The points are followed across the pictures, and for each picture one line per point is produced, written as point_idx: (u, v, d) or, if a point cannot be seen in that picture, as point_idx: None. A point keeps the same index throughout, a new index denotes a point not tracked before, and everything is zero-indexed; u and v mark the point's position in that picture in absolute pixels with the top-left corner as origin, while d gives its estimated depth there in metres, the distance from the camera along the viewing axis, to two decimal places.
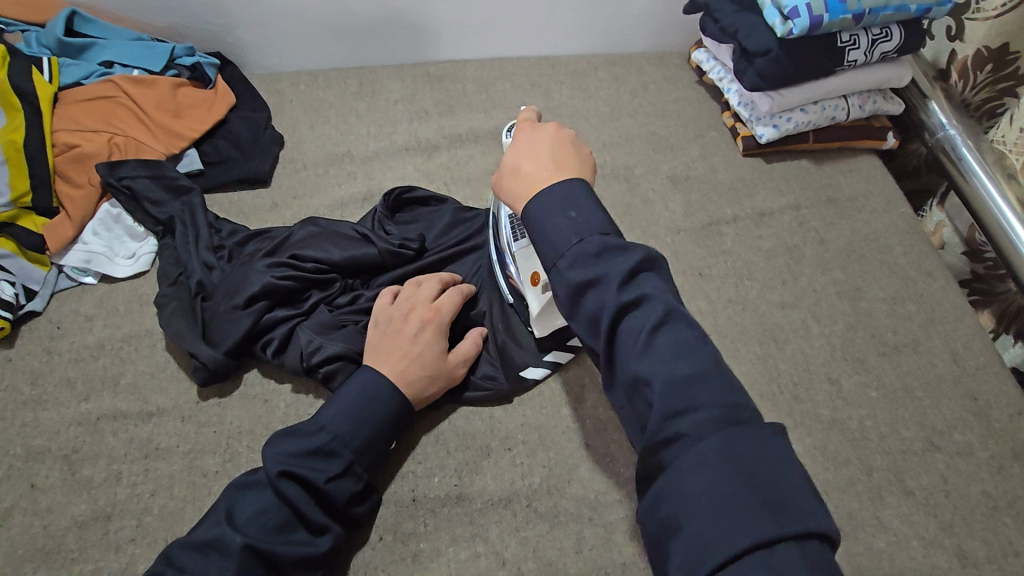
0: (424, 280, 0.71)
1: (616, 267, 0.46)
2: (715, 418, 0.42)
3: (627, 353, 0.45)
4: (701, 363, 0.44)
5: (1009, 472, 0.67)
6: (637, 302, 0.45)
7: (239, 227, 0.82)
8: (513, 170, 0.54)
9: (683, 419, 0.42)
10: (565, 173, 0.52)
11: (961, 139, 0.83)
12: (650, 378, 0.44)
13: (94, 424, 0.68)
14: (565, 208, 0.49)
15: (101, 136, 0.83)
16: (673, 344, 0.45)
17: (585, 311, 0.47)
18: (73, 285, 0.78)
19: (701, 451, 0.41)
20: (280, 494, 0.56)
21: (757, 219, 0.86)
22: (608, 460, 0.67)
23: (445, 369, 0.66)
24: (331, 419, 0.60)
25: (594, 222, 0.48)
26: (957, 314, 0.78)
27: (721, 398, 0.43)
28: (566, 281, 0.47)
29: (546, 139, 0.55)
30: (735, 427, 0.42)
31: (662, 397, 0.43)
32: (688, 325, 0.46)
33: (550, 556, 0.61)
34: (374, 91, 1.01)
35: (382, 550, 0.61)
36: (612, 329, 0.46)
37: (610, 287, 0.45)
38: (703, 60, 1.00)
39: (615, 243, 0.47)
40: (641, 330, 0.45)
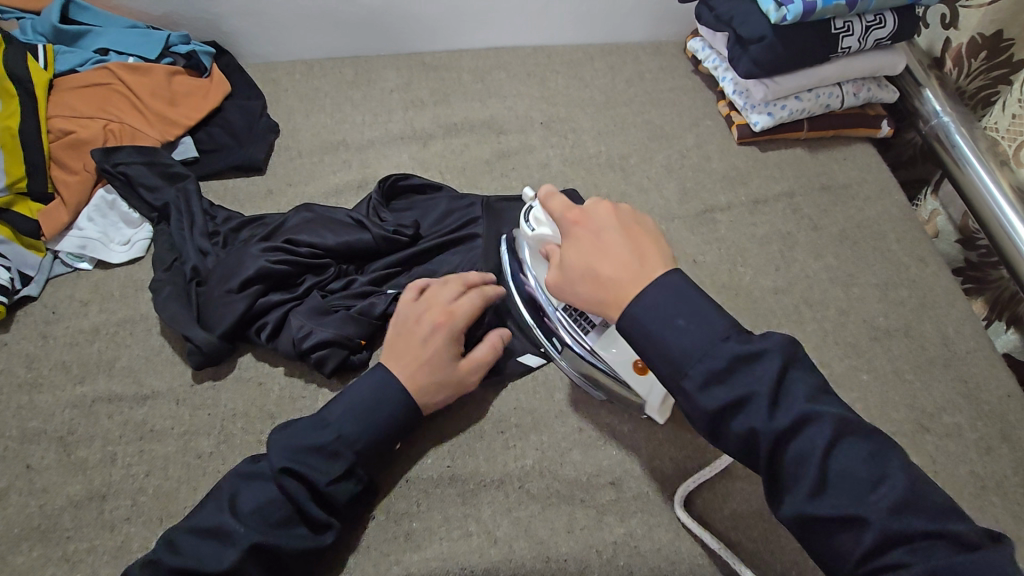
0: (446, 282, 0.70)
1: (759, 384, 0.44)
2: (929, 548, 0.40)
3: (799, 479, 0.44)
4: (895, 485, 0.42)
5: (998, 453, 0.67)
6: (799, 424, 0.44)
7: (234, 214, 0.82)
8: (593, 276, 0.53)
9: (893, 552, 0.41)
10: (651, 267, 0.51)
11: (954, 126, 0.84)
12: (844, 512, 0.42)
13: (89, 406, 0.69)
14: (673, 319, 0.48)
15: (96, 122, 0.83)
16: (853, 465, 0.43)
17: (734, 434, 0.45)
18: (68, 270, 0.79)
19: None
20: (282, 488, 0.57)
21: (750, 206, 0.86)
22: (600, 442, 0.68)
23: (455, 374, 0.65)
24: (338, 417, 0.60)
25: (711, 330, 0.47)
26: (949, 299, 0.78)
27: (935, 527, 0.40)
28: (702, 407, 0.46)
29: (611, 228, 0.54)
30: (956, 557, 0.39)
31: (867, 537, 0.41)
32: (867, 443, 0.44)
33: (542, 535, 0.62)
34: (370, 80, 1.01)
35: (375, 529, 0.62)
36: (780, 454, 0.44)
37: (759, 410, 0.44)
38: (698, 48, 1.00)
39: (745, 351, 0.45)
40: (814, 452, 0.43)
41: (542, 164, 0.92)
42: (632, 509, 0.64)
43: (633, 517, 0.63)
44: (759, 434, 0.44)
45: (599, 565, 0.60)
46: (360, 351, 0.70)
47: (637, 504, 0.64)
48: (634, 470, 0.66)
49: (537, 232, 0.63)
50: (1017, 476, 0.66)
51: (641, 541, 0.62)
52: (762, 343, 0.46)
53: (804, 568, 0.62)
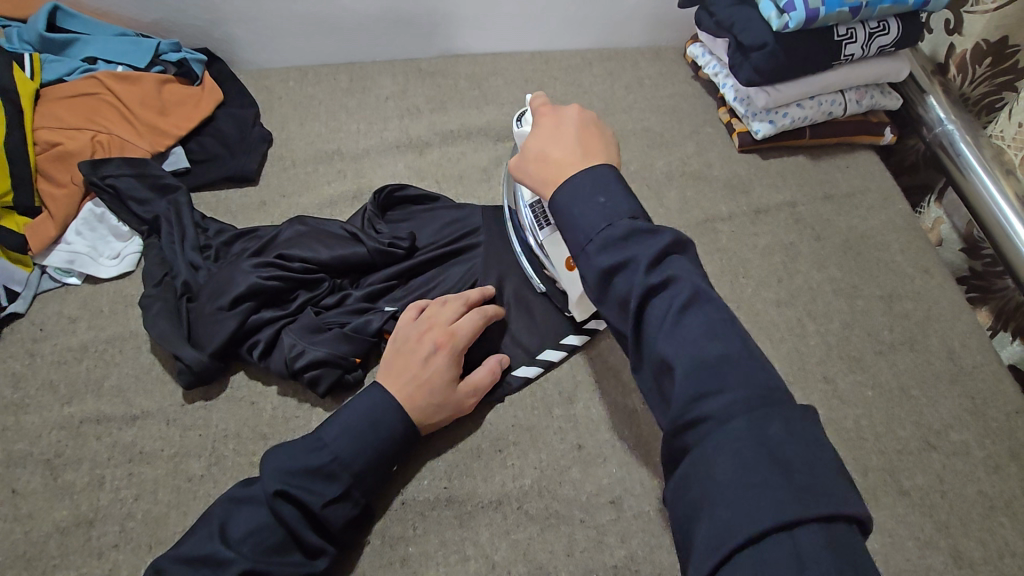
0: (449, 299, 0.69)
1: (644, 250, 0.47)
2: (744, 400, 0.41)
3: (654, 335, 0.45)
4: (729, 344, 0.43)
5: (1006, 472, 0.66)
6: (666, 285, 0.46)
7: (226, 226, 0.81)
8: (542, 156, 0.56)
9: (712, 401, 0.41)
10: (594, 159, 0.54)
11: (959, 134, 0.82)
12: (677, 358, 0.43)
13: (77, 427, 0.67)
14: (593, 194, 0.50)
15: (84, 134, 0.81)
16: (701, 327, 0.44)
17: (615, 294, 0.47)
18: (56, 286, 0.77)
19: (727, 432, 0.40)
20: (276, 513, 0.55)
21: (752, 216, 0.85)
22: (600, 460, 0.66)
23: (452, 399, 0.64)
24: (334, 438, 0.58)
25: (620, 206, 0.49)
26: (954, 311, 0.77)
27: (753, 380, 0.42)
28: (595, 267, 0.48)
29: (570, 124, 0.57)
30: (766, 408, 0.41)
31: (691, 384, 0.42)
32: (715, 310, 0.45)
33: (541, 559, 0.60)
34: (365, 87, 0.99)
35: (371, 555, 0.60)
36: (642, 311, 0.46)
37: (640, 268, 0.46)
38: (698, 54, 0.98)
39: (645, 227, 0.48)
40: (668, 311, 0.45)
41: None
42: (633, 530, 0.62)
43: (634, 539, 0.62)
44: (633, 293, 0.46)
45: None
46: (354, 369, 0.68)
47: (638, 524, 0.63)
48: (634, 489, 0.65)
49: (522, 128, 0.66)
50: None
51: (643, 564, 0.60)
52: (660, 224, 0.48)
53: None
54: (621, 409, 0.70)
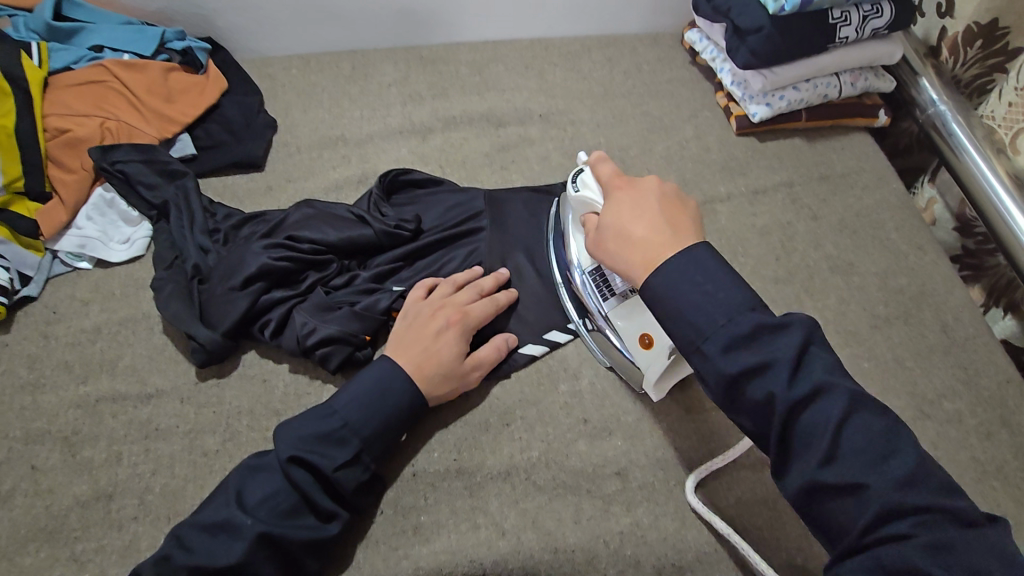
0: (463, 285, 0.71)
1: (780, 352, 0.45)
2: (933, 523, 0.42)
3: (810, 447, 0.45)
4: (903, 461, 0.43)
5: (997, 438, 0.68)
6: (816, 393, 0.45)
7: (234, 211, 0.82)
8: (623, 235, 0.54)
9: (896, 524, 0.42)
10: (684, 237, 0.52)
11: (951, 115, 0.84)
12: (848, 480, 0.43)
13: (93, 406, 0.68)
14: (700, 284, 0.49)
15: (92, 120, 0.82)
16: (866, 438, 0.44)
17: (751, 401, 0.46)
18: (68, 270, 0.78)
19: (920, 556, 0.41)
20: (289, 477, 0.57)
21: (750, 197, 0.87)
22: (605, 433, 0.68)
23: (461, 369, 0.66)
24: (345, 404, 0.61)
25: (735, 298, 0.48)
26: (948, 286, 0.79)
27: (938, 502, 0.42)
28: (720, 369, 0.47)
29: (653, 198, 0.55)
30: (960, 533, 0.41)
31: (870, 508, 0.43)
32: (878, 419, 0.45)
33: (549, 526, 0.62)
34: (367, 75, 1.01)
35: (383, 523, 0.62)
36: (792, 422, 0.45)
37: (781, 376, 0.45)
38: (695, 40, 1.00)
39: (771, 322, 0.47)
40: (827, 424, 0.44)
41: (542, 156, 0.93)
42: (638, 499, 0.64)
43: (638, 506, 0.64)
44: (776, 401, 0.45)
45: (606, 555, 0.61)
46: (364, 347, 0.70)
47: (643, 493, 0.64)
48: (639, 460, 0.66)
49: (580, 194, 0.63)
50: (1016, 461, 0.67)
51: (648, 530, 0.62)
52: (788, 316, 0.47)
53: (809, 554, 0.62)
54: (624, 383, 0.72)
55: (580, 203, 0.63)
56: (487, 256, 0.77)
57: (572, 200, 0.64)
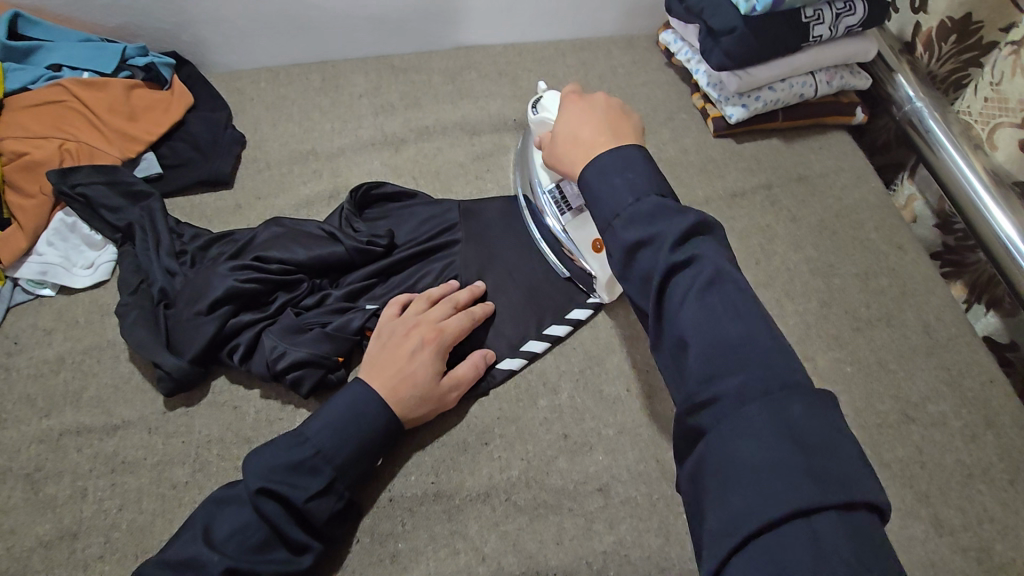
0: (436, 299, 0.69)
1: (668, 228, 0.47)
2: (758, 381, 0.41)
3: (674, 310, 0.46)
4: (749, 326, 0.43)
5: (982, 440, 0.67)
6: (689, 261, 0.46)
7: (201, 231, 0.80)
8: (571, 137, 0.59)
9: (727, 383, 0.41)
10: (623, 139, 0.56)
11: (928, 111, 0.84)
12: (695, 338, 0.44)
13: (56, 440, 0.66)
14: (621, 171, 0.51)
15: (50, 142, 0.80)
16: (722, 304, 0.44)
17: (638, 270, 0.48)
18: (30, 298, 0.76)
19: (745, 413, 0.40)
20: (259, 511, 0.55)
21: (729, 200, 0.86)
22: (586, 448, 0.66)
23: (437, 391, 0.64)
24: (317, 431, 0.59)
25: (647, 185, 0.51)
26: (929, 286, 0.78)
27: (771, 362, 0.41)
28: (621, 240, 0.49)
29: (599, 109, 0.60)
30: (785, 392, 0.40)
31: (705, 364, 0.42)
32: (739, 290, 0.45)
33: (531, 548, 0.60)
34: (338, 86, 0.98)
35: (360, 553, 0.60)
36: (666, 287, 0.47)
37: (664, 244, 0.47)
38: (670, 41, 0.99)
39: (673, 205, 0.49)
40: (692, 289, 0.45)
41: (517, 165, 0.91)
42: (621, 515, 0.63)
43: (622, 524, 0.62)
44: (657, 268, 0.47)
45: None
46: (338, 368, 0.68)
47: (626, 510, 0.63)
48: (621, 475, 0.65)
49: (539, 115, 0.75)
50: (1002, 462, 0.66)
51: (632, 548, 0.61)
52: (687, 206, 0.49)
53: None
54: (605, 396, 0.70)
55: (540, 124, 0.75)
56: (462, 274, 0.75)
57: (534, 124, 0.76)
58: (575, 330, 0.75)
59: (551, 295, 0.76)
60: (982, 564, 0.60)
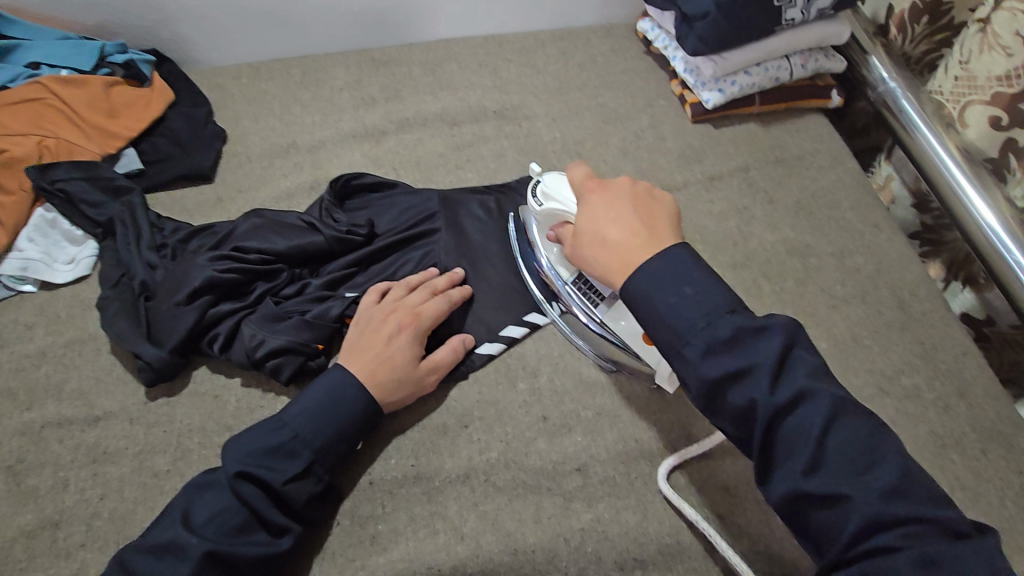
0: (413, 285, 0.70)
1: (760, 357, 0.45)
2: (921, 534, 0.40)
3: (794, 455, 0.44)
4: (888, 470, 0.42)
5: (955, 411, 0.68)
6: (799, 398, 0.44)
7: (182, 225, 0.80)
8: (601, 240, 0.53)
9: (882, 535, 0.41)
10: (660, 238, 0.52)
11: (901, 91, 0.85)
12: (831, 490, 0.42)
13: (38, 433, 0.66)
14: (679, 285, 0.48)
15: (29, 139, 0.80)
16: (849, 444, 0.43)
17: (732, 407, 0.45)
18: (10, 293, 0.76)
19: (908, 570, 0.39)
20: (236, 494, 0.56)
21: (706, 183, 0.86)
22: (565, 429, 0.67)
23: (416, 376, 0.65)
24: (294, 416, 0.59)
25: (714, 301, 0.47)
26: (904, 263, 0.79)
27: (925, 512, 0.41)
28: (702, 373, 0.46)
29: (625, 198, 0.55)
30: (948, 544, 0.40)
31: (856, 520, 0.41)
32: (860, 424, 0.44)
33: (509, 527, 0.61)
34: (319, 80, 0.99)
35: (340, 535, 0.60)
36: (775, 427, 0.44)
37: (762, 381, 0.44)
38: (648, 29, 1.00)
39: (751, 325, 0.46)
40: (810, 430, 0.43)
41: (497, 154, 0.92)
42: (599, 494, 0.63)
43: (599, 502, 0.63)
44: (759, 407, 0.44)
45: (567, 553, 0.60)
46: (318, 356, 0.68)
47: (604, 488, 0.63)
48: (600, 454, 0.66)
49: (545, 206, 0.65)
50: (974, 433, 0.67)
51: (609, 525, 0.61)
52: (768, 320, 0.46)
53: (771, 540, 0.61)
54: (583, 377, 0.71)
55: (545, 217, 0.66)
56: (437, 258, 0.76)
57: (537, 215, 0.67)
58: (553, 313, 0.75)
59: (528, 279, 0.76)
60: None
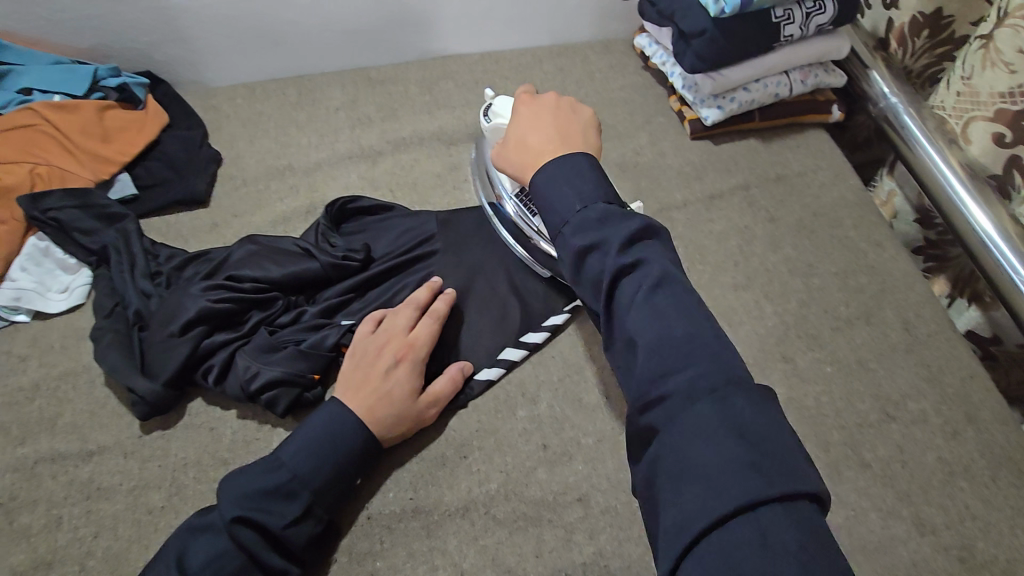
0: (400, 307, 0.69)
1: (615, 232, 0.47)
2: (704, 376, 0.41)
3: (622, 314, 0.46)
4: (693, 325, 0.43)
5: (963, 437, 0.67)
6: (637, 263, 0.46)
7: (177, 251, 0.79)
8: (521, 142, 0.58)
9: (675, 380, 0.42)
10: (572, 144, 0.56)
11: (902, 106, 0.83)
12: (641, 339, 0.44)
13: (31, 468, 0.65)
14: (571, 177, 0.51)
15: (22, 167, 0.79)
16: (668, 306, 0.44)
17: (588, 274, 0.48)
18: (4, 324, 0.75)
19: (694, 411, 0.40)
20: (234, 539, 0.54)
21: (707, 202, 0.85)
22: (565, 458, 0.66)
23: (415, 410, 0.63)
24: (292, 456, 0.58)
25: (593, 190, 0.51)
26: (907, 282, 0.78)
27: (714, 359, 0.42)
28: (570, 246, 0.49)
29: (548, 111, 0.59)
30: (731, 386, 0.40)
31: (652, 360, 0.43)
32: (686, 292, 0.45)
33: (510, 562, 0.59)
34: (315, 100, 0.98)
35: (338, 573, 0.59)
36: (616, 289, 0.47)
37: (611, 248, 0.47)
38: (645, 45, 0.99)
39: (618, 210, 0.49)
40: (639, 290, 0.45)
41: None
42: (601, 526, 0.62)
43: (602, 535, 0.61)
44: (606, 272, 0.47)
45: None
46: (314, 387, 0.67)
47: (606, 519, 0.62)
48: (601, 484, 0.64)
49: (492, 123, 0.77)
50: (983, 459, 0.66)
51: (612, 559, 0.60)
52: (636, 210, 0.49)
53: None
54: (584, 404, 0.70)
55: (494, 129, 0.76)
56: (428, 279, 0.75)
57: (488, 131, 0.77)
58: (552, 338, 0.74)
59: (527, 305, 0.75)
60: (965, 564, 0.60)
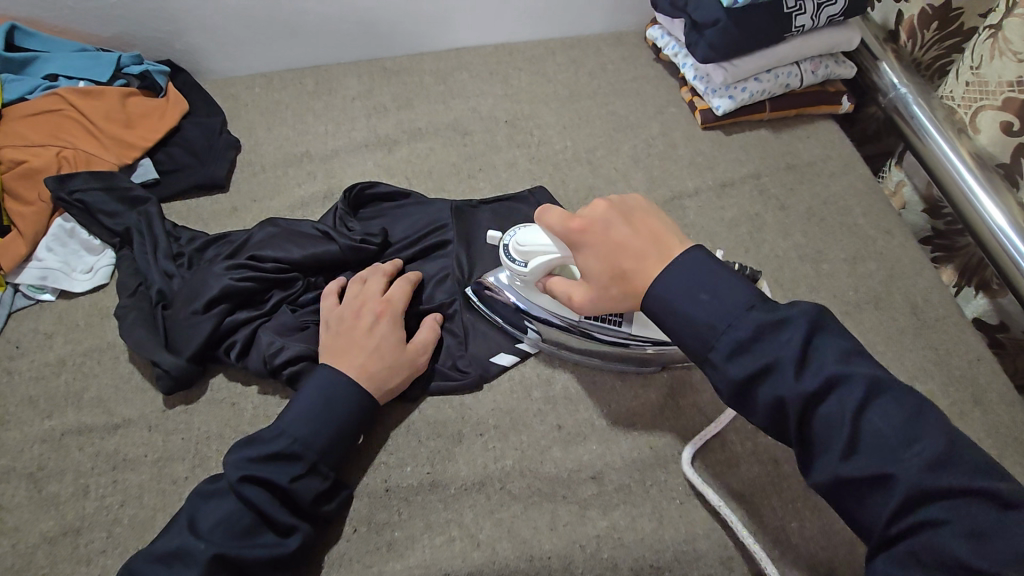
0: (368, 276, 0.71)
1: (783, 351, 0.46)
2: (966, 508, 0.41)
3: (830, 441, 0.45)
4: (931, 444, 0.43)
5: (970, 417, 0.68)
6: (826, 386, 0.45)
7: (198, 233, 0.81)
8: (619, 276, 0.55)
9: (929, 509, 0.42)
10: (669, 251, 0.54)
11: (912, 97, 0.84)
12: (873, 471, 0.43)
13: (58, 440, 0.67)
14: (694, 294, 0.50)
15: (48, 150, 0.81)
16: (886, 425, 0.44)
17: (763, 403, 0.48)
18: (30, 303, 0.77)
19: (948, 540, 0.41)
20: (242, 498, 0.56)
21: (718, 190, 0.87)
22: (580, 438, 0.67)
23: (406, 359, 0.66)
24: (292, 421, 0.60)
25: (730, 300, 0.49)
26: (916, 268, 0.79)
27: (972, 483, 0.42)
28: (732, 377, 0.48)
29: (618, 225, 0.56)
30: (1001, 517, 0.41)
31: (900, 496, 0.42)
32: (896, 401, 0.45)
33: (525, 534, 0.61)
34: (331, 89, 1.00)
35: (356, 541, 0.61)
36: (809, 415, 0.46)
37: (787, 376, 0.46)
38: (657, 37, 1.00)
39: (771, 320, 0.48)
40: (842, 415, 0.45)
41: (509, 163, 0.92)
42: (615, 502, 0.63)
43: (615, 510, 0.63)
44: (788, 399, 0.46)
45: (583, 560, 0.60)
46: None
47: (619, 496, 0.64)
48: (615, 462, 0.66)
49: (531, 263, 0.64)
50: (990, 438, 0.67)
51: (625, 532, 0.61)
52: (788, 311, 0.48)
53: (786, 546, 0.62)
54: (599, 385, 0.71)
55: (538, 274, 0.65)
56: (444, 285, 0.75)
57: (528, 276, 0.66)
58: None
59: None
60: None
